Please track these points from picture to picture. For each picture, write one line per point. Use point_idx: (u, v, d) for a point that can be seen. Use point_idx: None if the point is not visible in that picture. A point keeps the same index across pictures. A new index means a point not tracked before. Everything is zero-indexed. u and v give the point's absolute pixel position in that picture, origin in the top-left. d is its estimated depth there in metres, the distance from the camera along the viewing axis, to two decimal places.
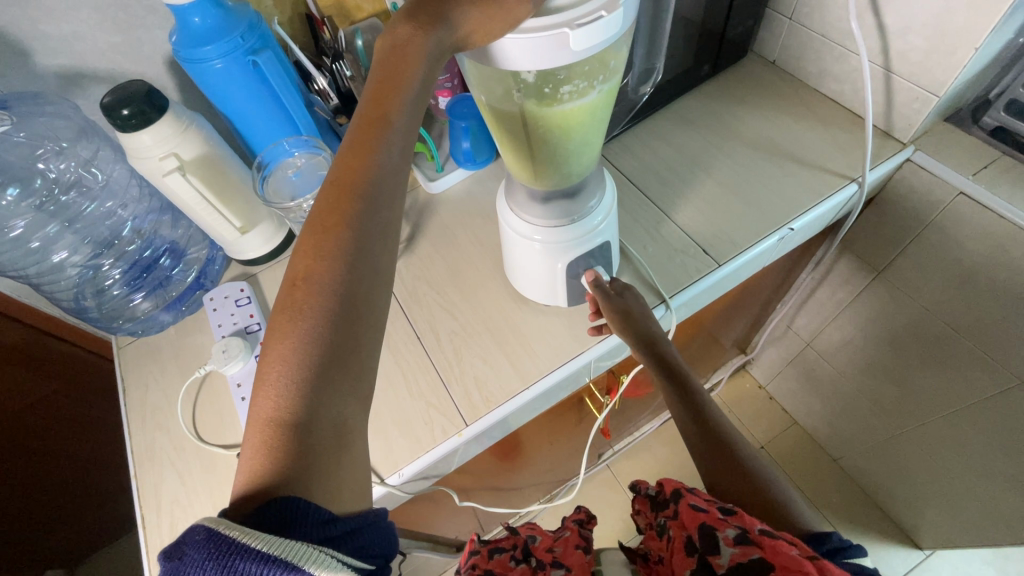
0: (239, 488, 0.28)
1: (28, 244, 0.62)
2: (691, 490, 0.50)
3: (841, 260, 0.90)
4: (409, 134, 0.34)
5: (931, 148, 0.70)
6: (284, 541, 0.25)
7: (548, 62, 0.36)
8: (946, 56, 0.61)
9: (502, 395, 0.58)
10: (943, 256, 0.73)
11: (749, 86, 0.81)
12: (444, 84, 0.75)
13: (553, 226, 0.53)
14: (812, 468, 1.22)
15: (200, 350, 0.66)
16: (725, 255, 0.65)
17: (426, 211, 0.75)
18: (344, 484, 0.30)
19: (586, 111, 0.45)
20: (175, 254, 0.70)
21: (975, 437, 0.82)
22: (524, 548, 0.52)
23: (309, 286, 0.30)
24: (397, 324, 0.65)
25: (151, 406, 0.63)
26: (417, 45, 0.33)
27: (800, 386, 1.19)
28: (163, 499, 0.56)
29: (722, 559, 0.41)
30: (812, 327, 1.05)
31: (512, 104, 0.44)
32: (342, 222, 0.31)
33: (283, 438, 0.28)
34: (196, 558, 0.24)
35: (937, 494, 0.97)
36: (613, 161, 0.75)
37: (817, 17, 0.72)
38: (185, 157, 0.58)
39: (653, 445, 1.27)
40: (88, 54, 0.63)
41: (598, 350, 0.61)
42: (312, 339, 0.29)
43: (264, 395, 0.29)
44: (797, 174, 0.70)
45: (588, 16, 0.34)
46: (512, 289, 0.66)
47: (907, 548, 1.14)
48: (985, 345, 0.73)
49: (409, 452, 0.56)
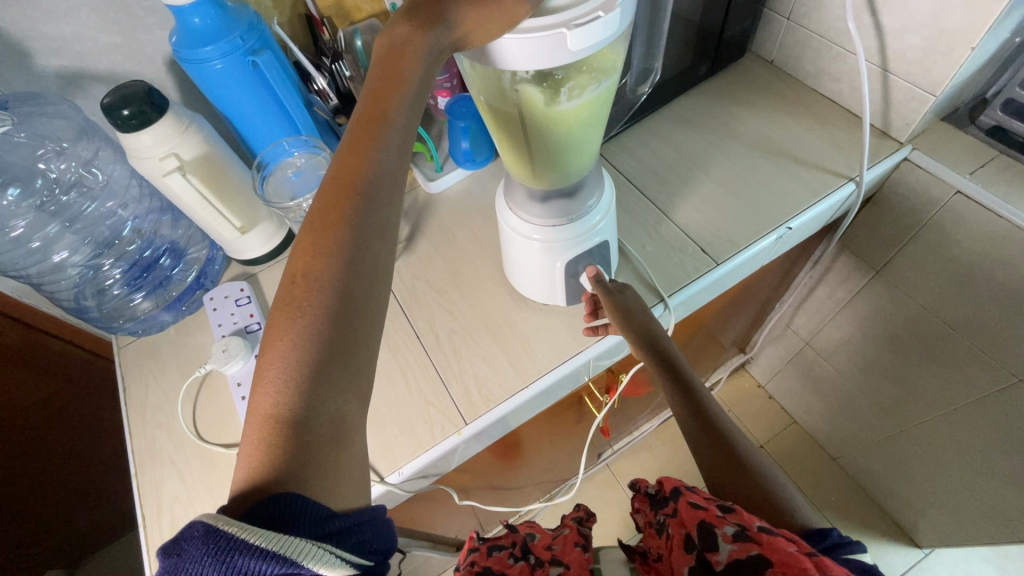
0: (238, 484, 0.28)
1: (28, 244, 0.62)
2: (690, 488, 0.50)
3: (839, 260, 0.90)
4: (408, 133, 0.34)
5: (929, 148, 0.70)
6: (283, 537, 0.25)
7: (545, 61, 0.36)
8: (942, 55, 0.62)
9: (501, 394, 0.58)
10: (942, 254, 0.73)
11: (747, 86, 0.81)
12: (444, 84, 0.76)
13: (552, 225, 0.53)
14: (812, 467, 1.22)
15: (200, 349, 0.66)
16: (724, 254, 0.65)
17: (425, 211, 0.75)
18: (342, 481, 0.30)
19: (579, 114, 0.45)
20: (175, 254, 0.70)
21: (974, 435, 0.82)
22: (523, 546, 0.52)
23: (307, 283, 0.30)
24: (396, 323, 0.65)
25: (152, 405, 0.63)
26: (415, 44, 0.33)
27: (799, 385, 1.19)
28: (164, 498, 0.57)
29: (721, 556, 0.41)
30: (811, 326, 1.05)
31: (508, 105, 0.44)
32: (342, 220, 0.31)
33: (282, 434, 0.28)
34: (195, 554, 0.24)
35: (936, 493, 0.97)
36: (612, 161, 0.76)
37: (815, 17, 0.72)
38: (185, 157, 0.58)
39: (652, 444, 1.27)
40: (88, 54, 0.63)
41: (597, 348, 0.61)
42: (310, 335, 0.29)
43: (262, 392, 0.29)
44: (795, 173, 0.71)
45: (586, 16, 0.35)
46: (511, 289, 0.66)
47: (906, 546, 1.14)
48: (983, 343, 0.74)
49: (408, 452, 0.56)
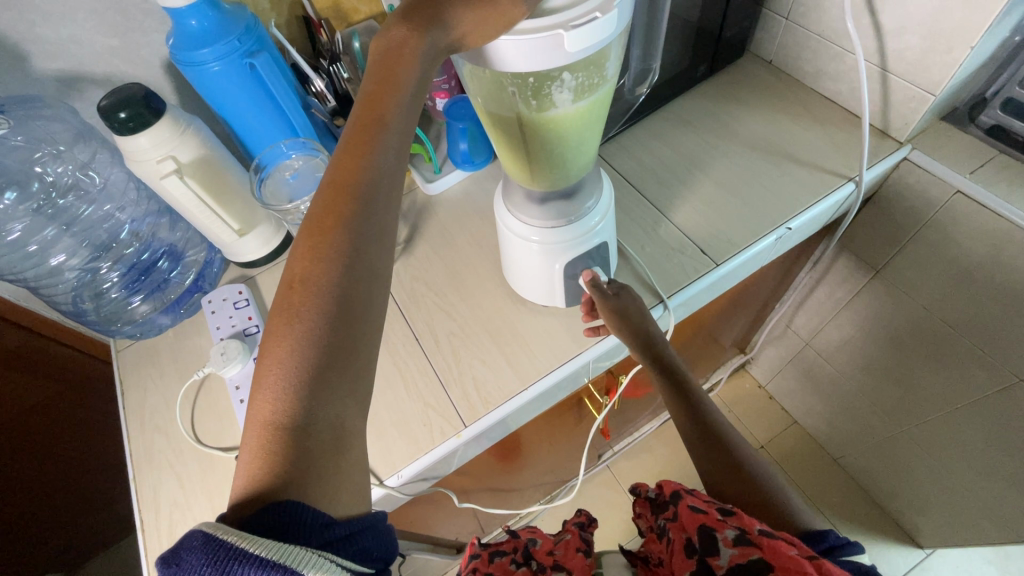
0: (237, 492, 0.28)
1: (25, 248, 0.62)
2: (691, 491, 0.50)
3: (839, 260, 0.90)
4: (405, 137, 0.34)
5: (928, 147, 0.70)
6: (282, 545, 0.25)
7: (543, 62, 0.36)
8: (941, 55, 0.62)
9: (501, 396, 0.58)
10: (943, 254, 0.73)
11: (745, 86, 0.81)
12: (441, 86, 0.76)
13: (550, 227, 0.53)
14: (813, 467, 1.22)
15: (198, 353, 0.66)
16: (722, 255, 0.65)
17: (424, 212, 0.75)
18: (342, 488, 0.30)
19: (574, 124, 0.46)
20: (173, 257, 0.70)
21: (975, 436, 0.82)
22: (524, 552, 0.52)
23: (306, 288, 0.30)
24: (395, 325, 0.65)
25: (150, 409, 0.63)
26: (411, 48, 0.33)
27: (800, 385, 1.19)
28: (162, 502, 0.56)
29: (722, 560, 0.41)
30: (811, 326, 1.05)
31: (505, 92, 0.43)
32: (339, 224, 0.31)
33: (281, 441, 0.28)
34: (193, 564, 0.24)
35: (938, 493, 0.97)
36: (610, 161, 0.75)
37: (813, 17, 0.72)
38: (182, 160, 0.58)
39: (652, 445, 1.27)
40: (85, 58, 0.63)
41: (597, 350, 0.61)
42: (309, 341, 0.29)
43: (261, 399, 0.29)
44: (794, 174, 0.70)
45: (584, 17, 0.35)
46: (510, 290, 0.66)
47: (908, 546, 1.14)
48: (984, 343, 0.74)
49: (408, 454, 0.56)
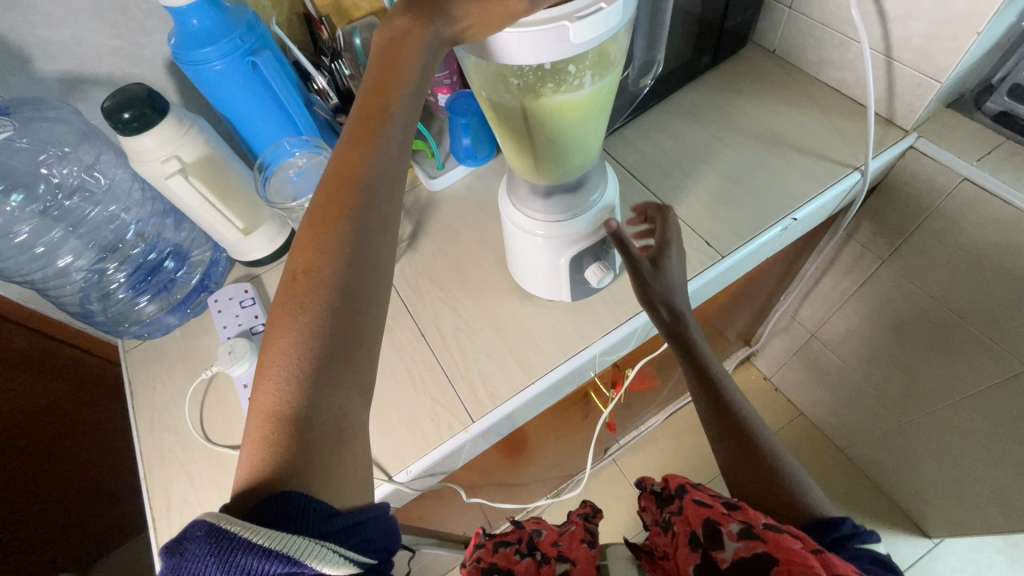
0: (240, 481, 0.28)
1: (32, 249, 0.62)
2: (695, 485, 0.50)
3: (845, 250, 0.90)
4: (408, 129, 0.34)
5: (933, 135, 0.70)
6: (284, 535, 0.25)
7: (548, 54, 0.36)
8: (947, 41, 0.61)
9: (508, 390, 0.58)
10: (949, 242, 0.73)
11: (748, 76, 0.81)
12: (444, 80, 0.75)
13: (554, 221, 0.53)
14: (819, 458, 1.22)
15: (206, 352, 0.66)
16: (727, 246, 0.64)
17: (428, 208, 0.75)
18: (345, 479, 0.30)
19: (551, 132, 0.46)
20: (178, 257, 0.70)
21: (983, 423, 0.82)
22: (528, 543, 0.52)
23: (309, 279, 0.30)
24: (401, 321, 0.65)
25: (159, 408, 0.63)
26: (415, 38, 0.33)
27: (805, 376, 1.19)
28: (173, 500, 0.57)
29: (726, 553, 0.40)
30: (816, 318, 1.04)
31: (515, 67, 0.40)
32: (343, 215, 0.31)
33: (284, 431, 0.28)
34: (198, 553, 0.24)
35: (945, 481, 0.97)
36: (613, 154, 0.75)
37: (817, 5, 0.72)
38: (186, 159, 0.58)
39: (658, 438, 1.27)
40: (89, 59, 0.63)
41: (603, 342, 0.61)
42: (312, 331, 0.29)
43: (264, 390, 0.29)
44: (799, 164, 0.70)
45: (588, 9, 0.34)
46: (515, 285, 0.66)
47: (915, 536, 1.14)
48: (990, 331, 0.73)
49: (416, 450, 0.56)
